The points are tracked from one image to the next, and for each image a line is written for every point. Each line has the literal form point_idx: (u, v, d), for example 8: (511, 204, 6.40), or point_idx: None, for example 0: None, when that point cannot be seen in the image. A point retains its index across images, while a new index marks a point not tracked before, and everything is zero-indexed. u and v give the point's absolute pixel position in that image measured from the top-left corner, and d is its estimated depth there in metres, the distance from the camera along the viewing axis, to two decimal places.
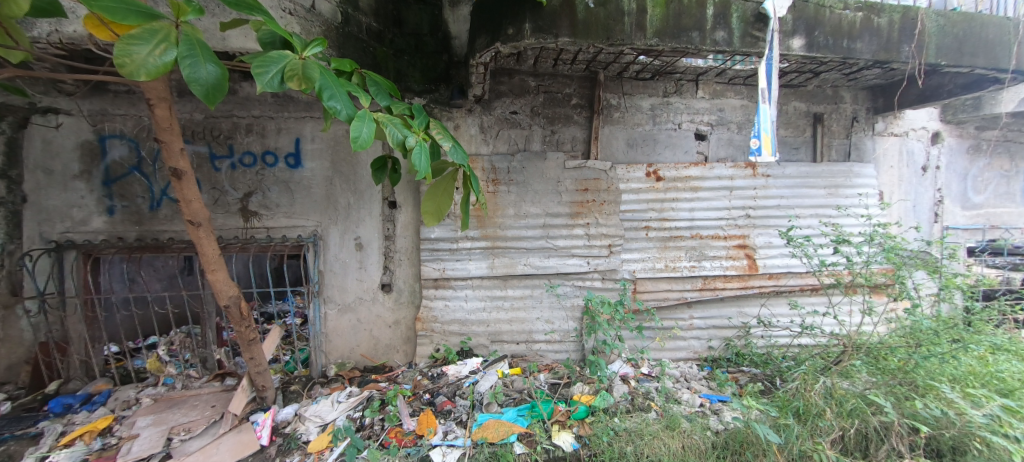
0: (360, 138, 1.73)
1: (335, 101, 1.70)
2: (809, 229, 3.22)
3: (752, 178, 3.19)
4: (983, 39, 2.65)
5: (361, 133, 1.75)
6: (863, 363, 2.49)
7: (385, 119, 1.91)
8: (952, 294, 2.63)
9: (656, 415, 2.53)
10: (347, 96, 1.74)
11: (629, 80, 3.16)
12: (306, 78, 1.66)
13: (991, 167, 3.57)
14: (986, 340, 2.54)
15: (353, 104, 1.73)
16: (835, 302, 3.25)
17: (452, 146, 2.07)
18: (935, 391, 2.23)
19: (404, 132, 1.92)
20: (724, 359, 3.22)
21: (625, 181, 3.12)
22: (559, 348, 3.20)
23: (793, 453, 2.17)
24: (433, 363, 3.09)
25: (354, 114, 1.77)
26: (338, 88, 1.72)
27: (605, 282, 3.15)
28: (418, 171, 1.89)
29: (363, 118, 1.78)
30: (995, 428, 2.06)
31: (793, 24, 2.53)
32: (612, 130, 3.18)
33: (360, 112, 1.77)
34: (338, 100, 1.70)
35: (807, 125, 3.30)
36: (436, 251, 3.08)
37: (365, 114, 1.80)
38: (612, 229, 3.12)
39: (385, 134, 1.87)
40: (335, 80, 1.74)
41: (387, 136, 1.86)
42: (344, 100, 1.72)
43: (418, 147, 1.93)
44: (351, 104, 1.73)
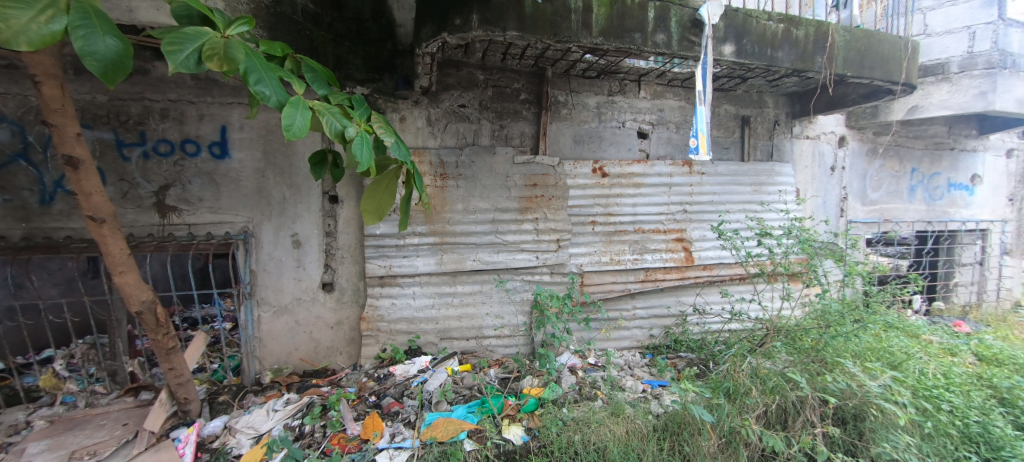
0: (293, 127, 1.61)
1: (264, 86, 1.57)
2: (738, 222, 3.48)
3: (689, 176, 3.40)
4: (879, 54, 3.01)
5: (294, 122, 1.62)
6: (782, 344, 2.75)
7: (322, 108, 1.81)
8: (855, 279, 2.97)
9: (601, 403, 2.62)
10: (278, 81, 1.61)
11: (576, 78, 3.22)
12: (229, 58, 1.51)
13: (885, 168, 4.08)
14: (881, 319, 2.90)
15: (285, 90, 1.61)
16: (759, 289, 3.56)
17: (394, 142, 2.00)
18: (841, 366, 2.52)
19: (343, 122, 1.83)
20: (664, 346, 3.40)
21: (572, 176, 3.18)
22: (508, 343, 3.21)
23: (724, 430, 2.34)
24: (379, 364, 2.98)
25: (286, 101, 1.64)
26: (267, 72, 1.59)
27: (553, 276, 3.21)
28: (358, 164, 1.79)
29: (297, 105, 1.66)
30: (887, 396, 2.36)
31: (724, 31, 2.71)
32: (559, 127, 3.23)
33: (293, 99, 1.65)
34: (268, 85, 1.57)
35: (736, 126, 3.57)
36: (382, 248, 2.96)
37: (299, 101, 1.68)
38: (560, 223, 3.17)
39: (322, 123, 1.76)
40: (263, 63, 1.61)
41: (324, 126, 1.75)
42: (274, 85, 1.59)
43: (358, 138, 1.84)
44: (282, 90, 1.61)
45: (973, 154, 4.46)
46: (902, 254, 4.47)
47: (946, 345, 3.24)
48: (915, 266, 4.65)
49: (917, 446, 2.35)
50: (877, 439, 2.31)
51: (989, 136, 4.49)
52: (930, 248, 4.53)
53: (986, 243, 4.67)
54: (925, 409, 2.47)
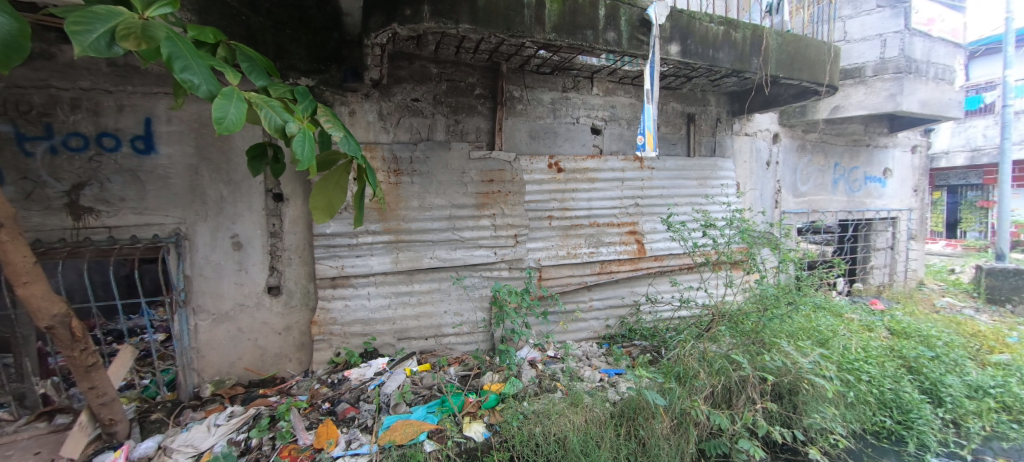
0: (225, 120, 1.48)
1: (191, 73, 1.43)
2: (685, 215, 3.66)
3: (640, 170, 3.53)
4: (806, 57, 3.27)
5: (227, 114, 1.50)
6: (726, 328, 2.93)
7: (260, 101, 1.70)
8: (789, 265, 3.22)
9: (561, 394, 2.67)
10: (208, 69, 1.48)
11: (530, 74, 3.23)
12: (148, 39, 1.37)
13: (812, 163, 4.45)
14: (811, 301, 3.17)
15: (216, 79, 1.48)
16: (706, 277, 3.77)
17: (343, 136, 1.92)
18: (777, 346, 2.73)
19: (284, 117, 1.72)
20: (619, 335, 3.52)
21: (529, 172, 3.20)
22: (468, 340, 3.18)
23: (675, 412, 2.45)
24: (332, 369, 2.85)
25: (218, 92, 1.51)
26: (194, 59, 1.45)
27: (511, 271, 3.22)
28: (301, 161, 1.71)
29: (230, 97, 1.53)
30: (816, 370, 2.59)
31: (670, 31, 2.83)
32: (515, 122, 3.24)
33: (226, 90, 1.52)
34: (196, 73, 1.44)
35: (682, 123, 3.75)
36: (333, 248, 2.82)
37: (233, 93, 1.55)
38: (517, 219, 3.18)
39: (260, 117, 1.66)
40: (189, 49, 1.46)
41: (263, 119, 1.65)
42: (204, 74, 1.46)
43: (301, 134, 1.75)
44: (213, 79, 1.48)
45: (885, 150, 4.98)
46: (827, 241, 4.91)
47: (864, 323, 3.61)
48: (838, 252, 5.13)
49: (842, 414, 2.60)
50: (809, 411, 2.53)
51: (898, 134, 5.02)
52: (850, 236, 5.00)
53: (896, 229, 5.23)
54: (848, 380, 2.73)
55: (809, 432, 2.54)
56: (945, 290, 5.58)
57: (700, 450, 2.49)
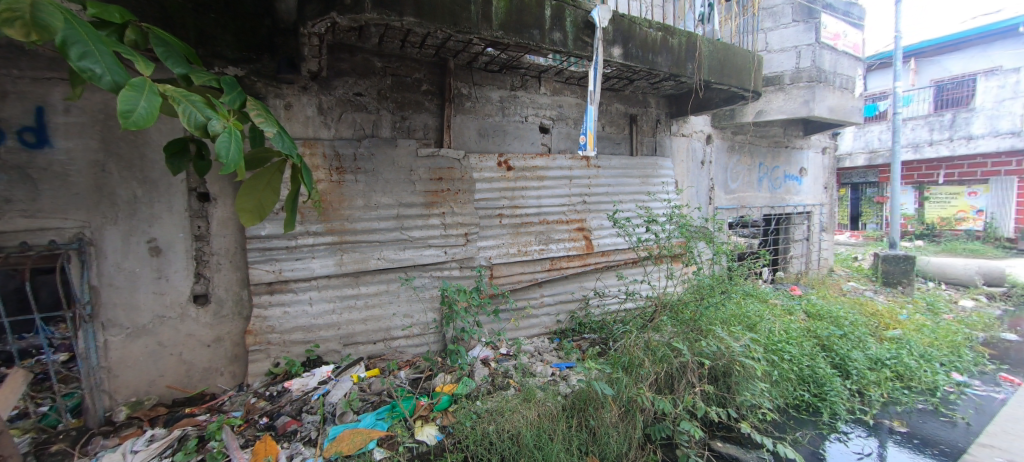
0: (133, 114, 1.34)
1: (91, 62, 1.32)
2: (630, 211, 3.81)
3: (587, 169, 3.64)
4: (734, 65, 3.54)
5: (137, 107, 1.37)
6: (668, 318, 3.11)
7: (177, 95, 1.58)
8: (722, 257, 3.46)
9: (514, 391, 2.67)
10: (114, 57, 1.37)
11: (478, 71, 3.21)
12: (38, 27, 1.28)
13: (740, 163, 4.83)
14: (741, 289, 3.45)
15: (122, 68, 1.37)
16: (649, 271, 3.96)
17: (276, 132, 1.83)
18: (712, 333, 2.93)
19: (206, 113, 1.61)
20: (569, 330, 3.59)
21: (478, 170, 3.18)
22: (419, 342, 3.10)
23: (623, 400, 2.55)
24: (270, 380, 2.65)
25: (126, 82, 1.39)
26: (96, 45, 1.34)
27: (462, 270, 3.18)
28: (226, 162, 1.58)
29: (140, 89, 1.40)
30: (746, 353, 2.82)
31: (613, 34, 2.94)
32: (463, 120, 3.20)
33: (135, 81, 1.39)
34: (98, 61, 1.33)
35: (625, 123, 3.91)
36: (269, 250, 2.63)
37: (144, 85, 1.42)
38: (467, 217, 3.15)
39: (178, 112, 1.54)
40: (89, 33, 1.35)
41: (181, 115, 1.53)
42: (107, 62, 1.35)
43: (226, 132, 1.63)
44: (119, 68, 1.37)
45: (800, 151, 5.51)
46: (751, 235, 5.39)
47: (786, 307, 3.98)
48: (762, 244, 5.60)
49: (769, 391, 2.85)
50: (740, 390, 2.74)
51: (811, 137, 5.58)
52: (773, 229, 5.49)
53: (810, 222, 5.81)
54: (773, 360, 3.02)
55: (741, 410, 2.75)
56: (850, 276, 6.28)
57: (646, 435, 2.62)
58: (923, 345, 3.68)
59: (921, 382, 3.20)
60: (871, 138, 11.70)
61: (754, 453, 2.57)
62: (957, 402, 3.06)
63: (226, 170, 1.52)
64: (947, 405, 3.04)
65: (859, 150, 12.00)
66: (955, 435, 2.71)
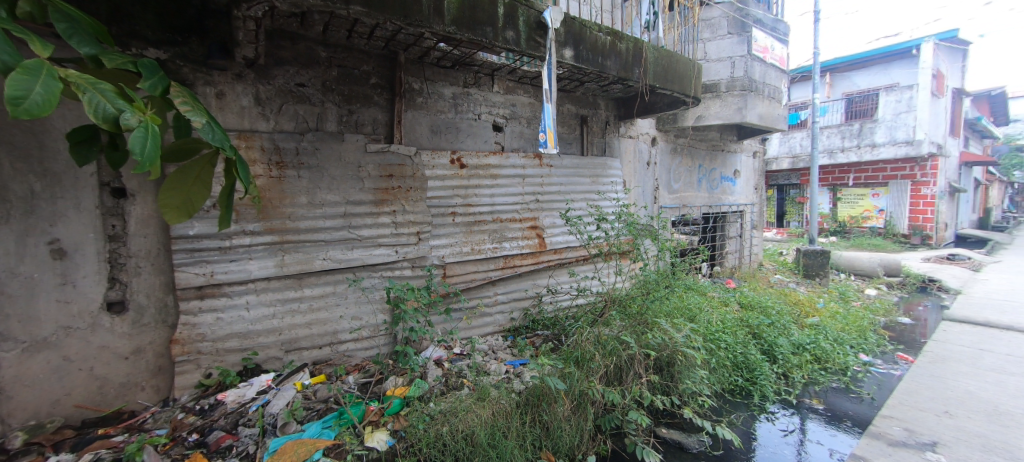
0: (26, 101, 1.24)
1: None
2: (581, 210, 3.92)
3: (539, 168, 3.69)
4: (676, 72, 3.74)
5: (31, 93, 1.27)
6: (617, 312, 3.24)
7: (83, 82, 1.44)
8: (667, 254, 3.65)
9: (468, 390, 2.65)
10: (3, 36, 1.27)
11: (430, 66, 3.15)
12: None
13: (682, 164, 5.13)
14: (683, 283, 3.66)
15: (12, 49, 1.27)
16: (599, 267, 4.09)
17: (205, 123, 1.71)
18: (658, 325, 3.09)
19: (118, 103, 1.48)
20: (523, 327, 3.62)
21: (430, 167, 3.12)
22: (369, 345, 2.97)
23: (575, 394, 2.61)
24: (201, 393, 2.43)
25: (19, 65, 1.29)
26: None
27: (414, 269, 3.10)
28: (141, 159, 1.48)
29: (36, 71, 1.30)
30: (687, 343, 3.00)
31: (564, 36, 3.00)
32: (414, 115, 3.12)
33: (29, 64, 1.29)
34: None
35: (576, 124, 4.01)
36: (198, 252, 2.41)
37: (40, 67, 1.31)
38: (419, 215, 3.08)
39: (83, 102, 1.40)
40: None
41: (86, 106, 1.39)
42: None
43: (142, 126, 1.51)
44: (8, 50, 1.26)
45: (734, 155, 5.95)
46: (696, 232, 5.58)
47: (722, 299, 4.29)
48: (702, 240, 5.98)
49: (708, 378, 3.05)
50: (683, 378, 2.90)
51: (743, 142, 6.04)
52: (711, 227, 5.88)
53: (742, 221, 6.28)
54: (711, 348, 3.26)
55: (683, 397, 2.92)
56: (777, 270, 6.88)
57: (597, 426, 2.70)
58: (836, 330, 4.12)
59: (835, 363, 3.58)
60: (796, 144, 12.86)
61: (695, 436, 2.74)
62: (864, 380, 3.46)
63: (137, 168, 1.42)
64: (856, 382, 3.42)
65: (784, 154, 13.14)
66: (862, 408, 3.05)
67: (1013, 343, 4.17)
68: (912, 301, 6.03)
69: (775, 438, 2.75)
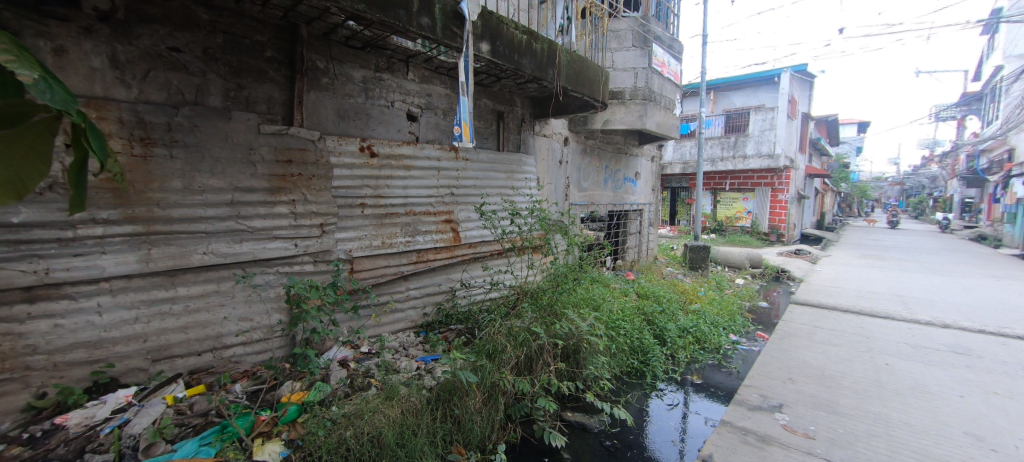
0: None
1: None
2: (495, 204, 3.94)
3: (455, 161, 3.63)
4: (587, 77, 3.95)
5: None
6: (528, 304, 3.33)
7: None
8: (575, 249, 3.85)
9: (375, 390, 2.51)
10: None
11: (338, 45, 2.90)
12: None
13: (591, 164, 5.45)
14: (589, 275, 3.89)
15: None
16: (512, 261, 4.17)
17: (36, 79, 1.38)
18: (566, 316, 3.24)
19: None
20: (436, 322, 3.55)
21: (336, 154, 2.88)
22: (260, 349, 2.64)
23: (486, 386, 2.60)
24: (31, 418, 1.96)
25: None
26: None
27: (316, 264, 2.84)
28: None
29: None
30: (592, 331, 3.20)
31: (481, 29, 2.97)
32: (318, 97, 2.86)
33: None
34: None
35: (492, 119, 4.03)
36: (28, 243, 1.94)
37: None
38: (323, 206, 2.83)
39: None
40: None
41: None
42: None
43: None
44: None
45: (636, 158, 6.48)
46: (601, 228, 6.00)
47: (622, 290, 4.67)
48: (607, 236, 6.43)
49: (609, 362, 3.29)
50: (587, 364, 3.09)
51: (643, 147, 6.61)
52: (615, 223, 6.34)
53: (642, 218, 6.88)
54: (612, 335, 3.53)
55: (587, 381, 3.11)
56: (669, 263, 7.68)
57: (507, 415, 2.76)
58: (713, 315, 4.74)
59: (711, 343, 4.13)
60: (686, 151, 14.44)
61: (596, 417, 2.94)
62: (733, 356, 4.03)
63: None
64: (727, 359, 3.98)
65: (676, 160, 14.71)
66: (731, 381, 3.54)
67: (837, 321, 5.17)
68: (770, 288, 7.17)
69: (663, 413, 3.06)
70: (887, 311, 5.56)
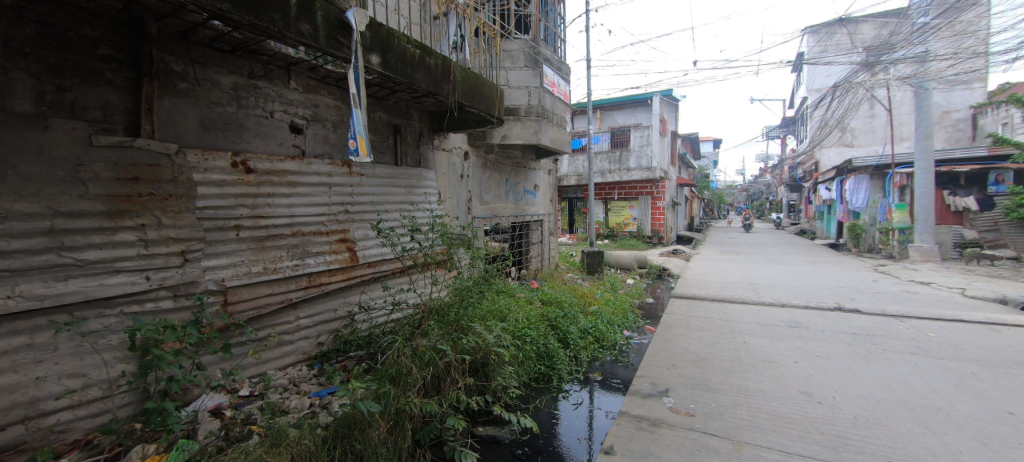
0: None
1: None
2: (394, 220, 3.77)
3: (348, 176, 3.39)
4: (482, 93, 4.03)
5: None
6: (434, 321, 3.22)
7: None
8: (478, 261, 3.84)
9: (257, 438, 2.20)
10: None
11: (200, 47, 2.54)
12: None
13: (491, 178, 5.56)
14: (494, 286, 3.91)
15: None
16: (414, 278, 4.02)
17: None
18: (472, 329, 3.20)
19: None
20: (332, 352, 3.26)
21: (201, 170, 2.50)
22: (98, 411, 2.12)
23: (391, 414, 2.43)
24: None
25: None
26: None
27: (176, 300, 2.41)
28: None
29: None
30: (498, 342, 3.20)
31: (370, 41, 2.85)
32: (174, 104, 2.46)
33: None
34: None
35: (388, 133, 3.89)
36: None
37: None
38: (184, 231, 2.43)
39: None
40: None
41: None
42: None
43: None
44: None
45: (534, 171, 6.77)
46: (505, 240, 6.11)
47: (527, 299, 4.81)
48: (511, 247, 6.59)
49: (517, 371, 3.33)
50: (495, 376, 3.08)
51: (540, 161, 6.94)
52: (518, 234, 6.53)
53: (543, 228, 7.19)
54: (518, 344, 3.58)
55: (496, 393, 3.09)
56: (569, 269, 8.13)
57: (416, 440, 2.59)
58: (609, 314, 5.12)
59: (608, 341, 4.44)
60: (578, 165, 15.55)
61: (506, 428, 2.92)
62: (628, 350, 4.39)
63: None
64: (623, 353, 4.31)
65: (571, 173, 15.74)
66: (627, 373, 3.83)
67: (708, 309, 5.94)
68: (655, 285, 7.98)
69: (569, 413, 3.17)
70: (743, 297, 6.55)
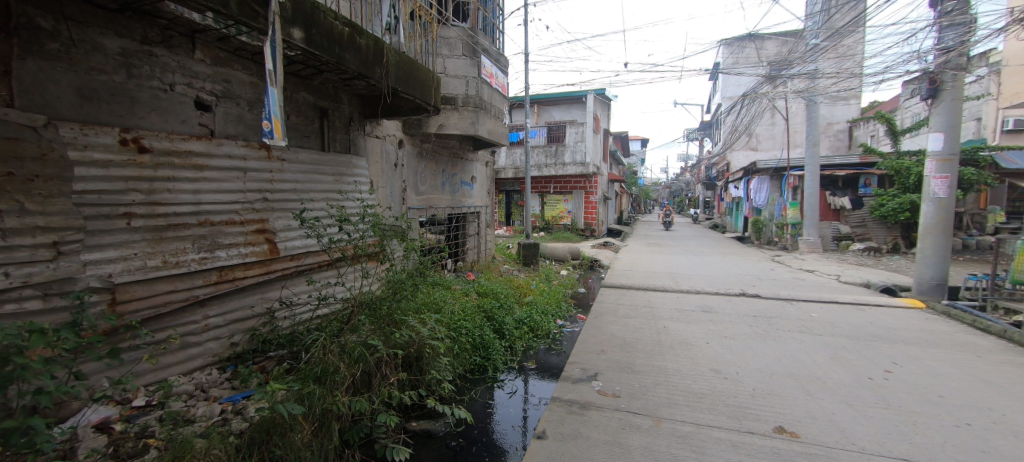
0: None
1: None
2: (320, 210, 3.52)
3: (266, 161, 3.11)
4: (417, 79, 3.87)
5: None
6: (365, 317, 3.02)
7: None
8: (413, 253, 3.72)
9: (155, 453, 1.96)
10: None
11: (77, 2, 2.16)
12: None
13: (427, 168, 5.41)
14: (430, 278, 3.76)
15: None
16: (342, 272, 3.81)
17: None
18: (405, 323, 3.08)
19: None
20: (248, 352, 3.00)
21: (79, 148, 2.16)
22: None
23: (315, 414, 2.29)
24: None
25: None
26: None
27: (48, 300, 2.05)
28: None
29: None
30: (433, 335, 3.13)
31: (292, 13, 2.60)
32: (42, 68, 2.09)
33: None
34: None
35: (314, 116, 3.62)
36: None
37: None
38: (57, 218, 2.08)
39: None
40: None
41: None
42: None
43: None
44: None
45: (472, 163, 6.71)
46: (441, 231, 6.00)
47: (463, 290, 4.77)
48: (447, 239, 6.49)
49: (452, 364, 3.30)
50: (429, 369, 3.02)
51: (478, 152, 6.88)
52: (454, 226, 6.44)
53: (480, 220, 7.15)
54: (453, 336, 3.53)
55: (429, 387, 3.04)
56: (506, 261, 8.20)
57: (343, 441, 2.45)
58: (543, 304, 5.24)
59: (543, 330, 4.55)
60: (515, 158, 15.69)
61: (441, 421, 2.88)
62: (560, 338, 4.53)
63: None
64: (556, 341, 4.44)
65: (508, 166, 15.83)
66: (560, 360, 3.94)
67: (634, 297, 6.31)
68: (586, 276, 8.32)
69: (503, 402, 3.20)
70: (665, 285, 7.03)
